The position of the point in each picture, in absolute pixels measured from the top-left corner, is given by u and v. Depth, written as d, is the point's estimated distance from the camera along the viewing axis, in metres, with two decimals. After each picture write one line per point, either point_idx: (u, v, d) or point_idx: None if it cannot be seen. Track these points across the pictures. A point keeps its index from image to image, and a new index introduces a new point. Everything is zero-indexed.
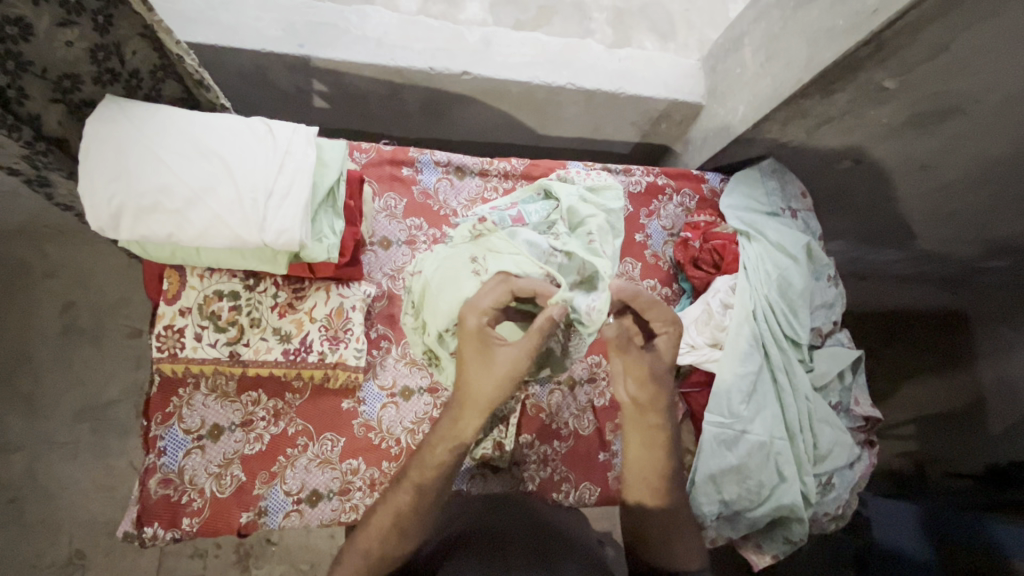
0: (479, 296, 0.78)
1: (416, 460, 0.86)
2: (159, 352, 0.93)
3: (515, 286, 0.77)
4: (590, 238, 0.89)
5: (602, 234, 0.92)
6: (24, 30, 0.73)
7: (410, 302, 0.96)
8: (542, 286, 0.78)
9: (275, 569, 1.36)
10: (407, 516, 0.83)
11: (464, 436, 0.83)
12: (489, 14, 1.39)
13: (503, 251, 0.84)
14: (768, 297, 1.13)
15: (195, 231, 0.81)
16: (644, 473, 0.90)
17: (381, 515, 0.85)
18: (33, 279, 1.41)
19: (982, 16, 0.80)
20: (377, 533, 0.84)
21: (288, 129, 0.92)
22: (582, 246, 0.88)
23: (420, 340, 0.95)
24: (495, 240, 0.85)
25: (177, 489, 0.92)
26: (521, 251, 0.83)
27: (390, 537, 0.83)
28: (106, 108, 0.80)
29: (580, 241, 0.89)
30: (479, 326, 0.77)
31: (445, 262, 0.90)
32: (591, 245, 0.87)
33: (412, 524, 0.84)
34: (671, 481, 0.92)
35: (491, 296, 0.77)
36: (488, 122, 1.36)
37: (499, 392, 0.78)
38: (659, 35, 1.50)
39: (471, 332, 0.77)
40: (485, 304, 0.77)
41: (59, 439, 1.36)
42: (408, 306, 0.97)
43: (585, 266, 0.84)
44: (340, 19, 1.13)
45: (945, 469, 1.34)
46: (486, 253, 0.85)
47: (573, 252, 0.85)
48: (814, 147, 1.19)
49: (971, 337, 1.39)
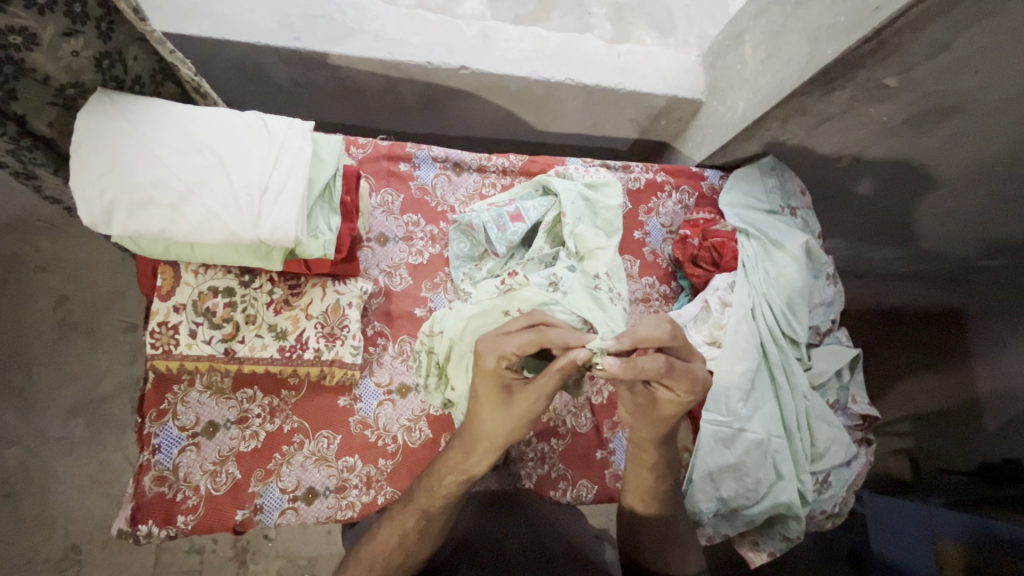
0: (505, 337, 0.74)
1: (425, 486, 0.85)
2: (153, 349, 0.92)
3: (545, 336, 0.73)
4: (596, 280, 0.92)
5: (604, 266, 0.94)
6: (29, 39, 0.72)
7: (432, 363, 0.94)
8: (574, 335, 0.74)
9: (271, 566, 1.35)
10: (414, 528, 0.83)
11: (474, 470, 0.82)
12: (487, 8, 1.38)
13: (533, 302, 0.88)
14: (766, 295, 1.13)
15: (189, 227, 0.80)
16: (645, 486, 0.91)
17: (391, 530, 0.84)
18: (25, 274, 1.40)
19: (986, 14, 0.79)
20: (384, 546, 0.84)
21: (283, 124, 0.91)
22: (589, 291, 0.90)
23: (439, 394, 0.95)
24: (528, 293, 0.88)
25: (172, 487, 0.91)
26: (551, 301, 0.87)
27: (395, 556, 0.83)
28: (98, 101, 0.79)
29: (586, 282, 0.92)
30: (496, 368, 0.75)
31: (472, 319, 0.90)
32: (597, 292, 0.90)
33: (419, 540, 0.84)
34: (667, 490, 0.91)
35: (517, 345, 0.73)
36: (486, 117, 1.35)
37: (504, 424, 0.79)
38: (659, 30, 1.49)
39: (489, 371, 0.75)
40: (509, 348, 0.73)
41: (53, 434, 1.35)
42: (423, 365, 0.95)
43: (596, 323, 0.87)
44: (336, 12, 1.12)
45: (939, 466, 1.34)
46: (520, 306, 0.88)
47: (583, 300, 0.89)
48: (813, 144, 1.19)
49: (966, 336, 1.39)
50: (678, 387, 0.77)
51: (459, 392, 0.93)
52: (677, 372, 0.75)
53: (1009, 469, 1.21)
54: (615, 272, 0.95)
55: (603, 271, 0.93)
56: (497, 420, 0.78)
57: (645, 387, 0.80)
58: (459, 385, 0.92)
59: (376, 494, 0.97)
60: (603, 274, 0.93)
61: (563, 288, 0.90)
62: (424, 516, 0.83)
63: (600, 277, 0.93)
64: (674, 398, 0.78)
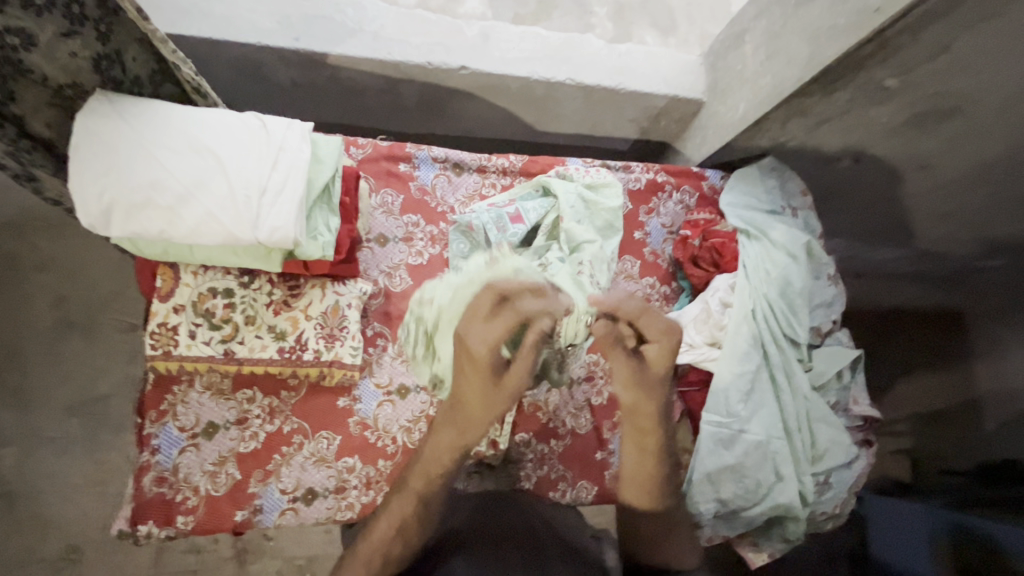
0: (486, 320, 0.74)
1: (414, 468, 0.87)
2: (153, 349, 0.92)
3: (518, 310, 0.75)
4: (579, 267, 0.95)
5: (587, 258, 0.97)
6: (26, 40, 0.72)
7: (421, 332, 0.90)
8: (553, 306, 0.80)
9: (270, 565, 1.35)
10: (412, 517, 0.83)
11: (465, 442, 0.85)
12: (488, 8, 1.38)
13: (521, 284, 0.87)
14: (767, 295, 1.13)
15: (187, 229, 0.80)
16: (646, 475, 0.88)
17: (387, 521, 0.84)
18: (26, 274, 1.40)
19: (985, 16, 0.79)
20: (379, 539, 0.82)
21: (282, 125, 0.90)
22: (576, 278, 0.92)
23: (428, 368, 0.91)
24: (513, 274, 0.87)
25: (172, 487, 0.92)
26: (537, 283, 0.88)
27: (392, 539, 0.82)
28: (97, 103, 0.79)
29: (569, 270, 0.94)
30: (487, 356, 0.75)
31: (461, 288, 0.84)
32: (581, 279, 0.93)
33: (416, 527, 0.83)
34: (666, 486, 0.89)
35: (501, 326, 0.74)
36: (486, 117, 1.34)
37: (492, 404, 0.79)
38: (660, 30, 1.48)
39: (479, 361, 0.75)
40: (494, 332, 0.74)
41: (52, 434, 1.35)
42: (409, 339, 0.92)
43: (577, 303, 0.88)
44: (336, 12, 1.12)
45: (941, 466, 1.34)
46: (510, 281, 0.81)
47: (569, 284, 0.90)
48: (815, 145, 1.18)
49: (966, 335, 1.35)
50: (654, 334, 0.83)
51: (444, 364, 0.87)
52: (653, 314, 0.83)
53: (1007, 471, 1.20)
54: (600, 265, 0.98)
55: (587, 260, 0.96)
56: (486, 402, 0.79)
57: (633, 351, 0.84)
58: (445, 355, 0.86)
59: (375, 494, 0.98)
60: (586, 264, 0.95)
61: (549, 270, 0.92)
62: (422, 501, 0.84)
63: (584, 267, 0.95)
64: (659, 350, 0.83)
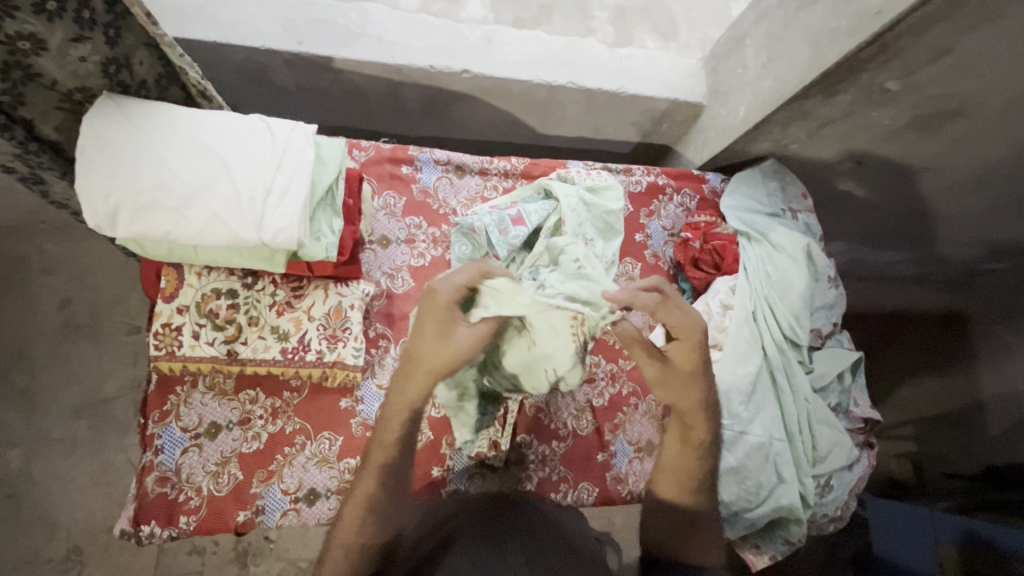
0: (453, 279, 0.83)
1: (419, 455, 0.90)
2: (156, 350, 0.93)
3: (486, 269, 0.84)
4: (577, 264, 0.88)
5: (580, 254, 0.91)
6: (37, 45, 0.73)
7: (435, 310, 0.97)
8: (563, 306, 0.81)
9: (272, 567, 1.35)
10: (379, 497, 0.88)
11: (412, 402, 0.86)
12: (489, 12, 1.39)
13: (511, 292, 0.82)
14: (767, 297, 1.14)
15: (193, 230, 0.80)
16: (683, 472, 0.96)
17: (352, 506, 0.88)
18: (30, 276, 1.41)
19: (986, 19, 0.80)
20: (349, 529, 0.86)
21: (286, 127, 0.91)
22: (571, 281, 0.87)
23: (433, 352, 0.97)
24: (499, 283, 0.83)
25: (174, 487, 0.92)
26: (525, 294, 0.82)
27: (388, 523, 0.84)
28: (104, 105, 0.79)
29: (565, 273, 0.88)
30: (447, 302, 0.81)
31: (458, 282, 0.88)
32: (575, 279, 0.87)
33: (382, 503, 0.88)
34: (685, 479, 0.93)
35: (467, 274, 0.82)
36: (489, 121, 1.35)
37: (443, 356, 0.81)
38: (660, 34, 1.49)
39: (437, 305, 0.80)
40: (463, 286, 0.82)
41: (57, 435, 1.36)
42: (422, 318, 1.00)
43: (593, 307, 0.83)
44: (339, 16, 1.13)
45: (944, 470, 1.34)
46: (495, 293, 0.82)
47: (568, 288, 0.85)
48: (815, 149, 1.19)
49: (971, 338, 1.39)
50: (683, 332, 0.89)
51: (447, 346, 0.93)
52: (674, 310, 0.88)
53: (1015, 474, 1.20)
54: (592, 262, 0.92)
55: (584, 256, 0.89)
56: (435, 352, 0.81)
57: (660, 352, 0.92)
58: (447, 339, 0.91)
59: None
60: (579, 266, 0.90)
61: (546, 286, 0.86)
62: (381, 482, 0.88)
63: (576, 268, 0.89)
64: (685, 346, 0.91)
